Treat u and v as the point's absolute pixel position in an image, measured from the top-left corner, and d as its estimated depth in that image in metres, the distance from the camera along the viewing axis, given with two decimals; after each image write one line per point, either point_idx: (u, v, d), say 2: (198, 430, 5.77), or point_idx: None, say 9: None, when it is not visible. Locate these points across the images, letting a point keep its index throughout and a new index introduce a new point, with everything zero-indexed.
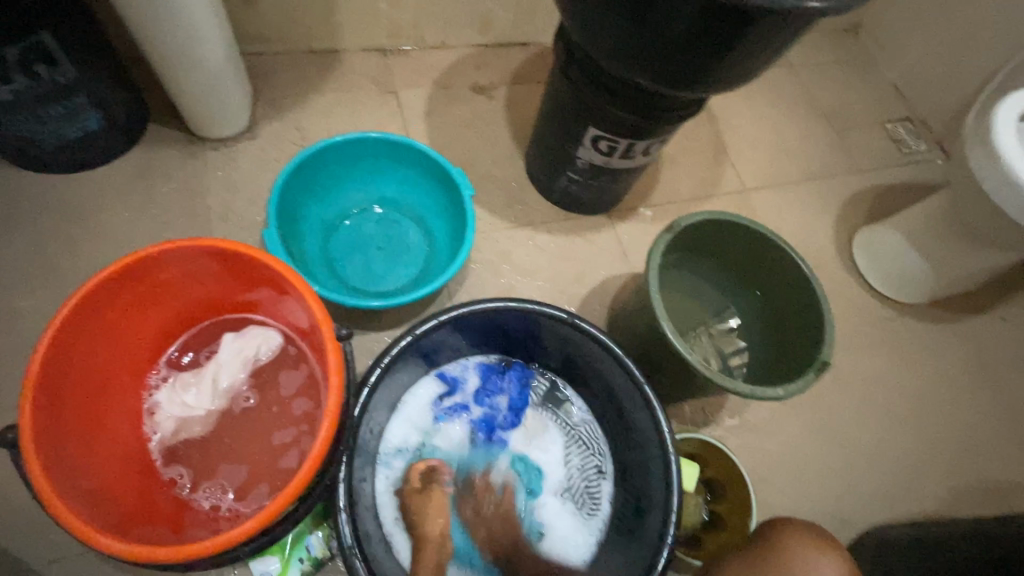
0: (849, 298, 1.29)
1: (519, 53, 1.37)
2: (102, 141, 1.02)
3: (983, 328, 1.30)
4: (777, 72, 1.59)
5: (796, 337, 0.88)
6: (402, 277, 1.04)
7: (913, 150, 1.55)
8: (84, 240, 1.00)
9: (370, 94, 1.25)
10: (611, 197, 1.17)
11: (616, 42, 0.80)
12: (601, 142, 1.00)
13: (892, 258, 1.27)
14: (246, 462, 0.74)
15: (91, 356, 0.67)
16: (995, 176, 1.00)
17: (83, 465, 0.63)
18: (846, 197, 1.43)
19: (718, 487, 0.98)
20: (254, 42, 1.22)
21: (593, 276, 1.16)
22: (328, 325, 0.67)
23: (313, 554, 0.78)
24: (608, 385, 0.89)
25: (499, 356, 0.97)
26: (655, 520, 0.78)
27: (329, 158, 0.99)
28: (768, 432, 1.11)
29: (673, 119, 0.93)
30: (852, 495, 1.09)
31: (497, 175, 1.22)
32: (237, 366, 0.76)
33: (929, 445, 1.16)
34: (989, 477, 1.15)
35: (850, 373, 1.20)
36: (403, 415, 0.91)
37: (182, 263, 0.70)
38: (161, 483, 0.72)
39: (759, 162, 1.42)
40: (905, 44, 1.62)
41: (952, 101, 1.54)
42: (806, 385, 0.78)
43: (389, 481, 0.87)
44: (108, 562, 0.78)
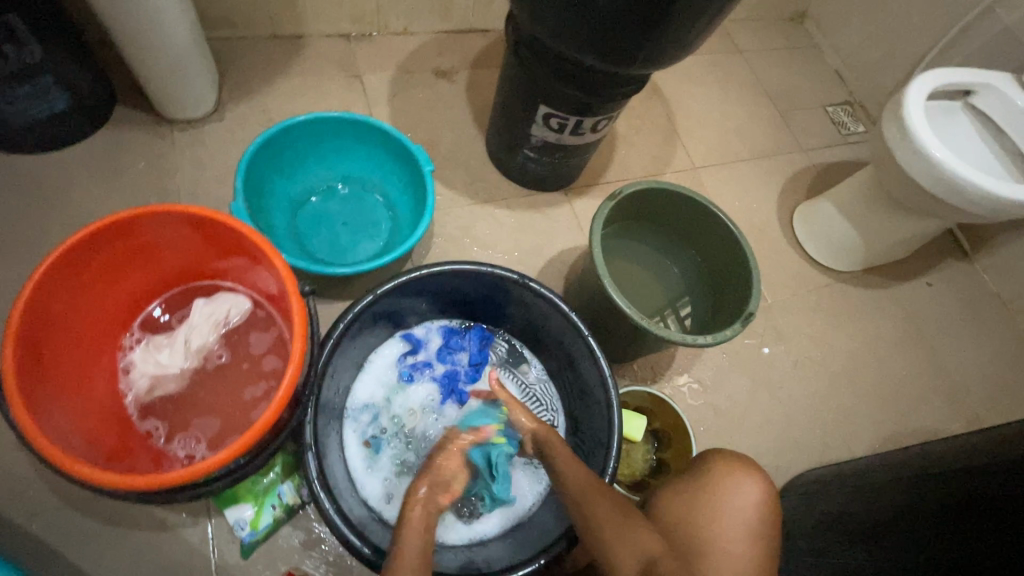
0: (789, 267, 1.39)
1: (479, 39, 1.43)
2: (69, 121, 1.05)
3: (911, 293, 1.41)
4: (727, 58, 1.68)
5: (730, 293, 0.97)
6: (368, 250, 1.10)
7: (852, 131, 1.66)
8: (53, 217, 1.03)
9: (335, 78, 1.30)
10: (566, 174, 1.24)
11: (558, 22, 0.87)
12: (551, 119, 1.07)
13: (828, 229, 1.37)
14: (218, 415, 0.79)
15: (68, 315, 0.71)
16: (908, 148, 1.11)
17: (63, 413, 0.68)
18: (789, 175, 1.53)
19: (664, 436, 1.06)
20: (219, 27, 1.25)
21: (551, 249, 1.24)
22: (292, 282, 0.72)
23: (284, 501, 0.84)
24: (559, 343, 0.96)
25: (461, 320, 1.04)
26: (599, 459, 0.85)
27: (294, 137, 1.04)
28: (713, 389, 1.20)
29: (617, 96, 1.00)
30: (789, 443, 1.19)
31: (459, 155, 1.29)
32: (209, 327, 0.81)
33: (860, 398, 1.27)
34: (913, 425, 1.26)
35: (789, 335, 1.30)
36: (369, 373, 0.98)
37: (153, 229, 0.74)
38: (137, 435, 0.77)
39: (708, 142, 1.51)
40: (845, 32, 1.73)
41: (887, 85, 1.66)
42: (733, 333, 0.86)
43: (355, 434, 0.93)
44: (87, 515, 0.82)
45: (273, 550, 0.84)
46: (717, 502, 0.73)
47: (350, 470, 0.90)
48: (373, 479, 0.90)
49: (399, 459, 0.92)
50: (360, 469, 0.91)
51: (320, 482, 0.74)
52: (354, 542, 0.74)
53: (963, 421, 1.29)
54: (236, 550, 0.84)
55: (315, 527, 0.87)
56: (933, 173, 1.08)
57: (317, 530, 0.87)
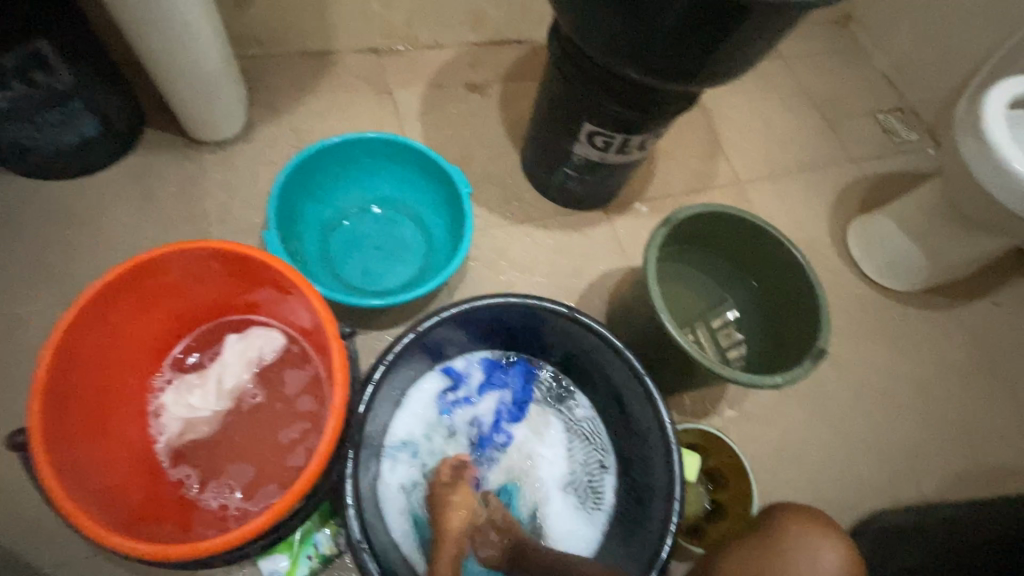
0: (844, 287, 1.30)
1: (512, 51, 1.38)
2: (99, 147, 1.03)
3: (978, 314, 1.31)
4: (769, 64, 1.60)
5: (795, 325, 0.89)
6: (402, 276, 1.05)
7: (905, 139, 1.56)
8: (83, 245, 1.00)
9: (365, 95, 1.26)
10: (607, 192, 1.18)
11: (610, 36, 0.81)
12: (596, 137, 1.01)
13: (886, 247, 1.28)
14: (253, 462, 0.74)
15: (96, 359, 0.67)
16: (985, 161, 1.02)
17: (91, 467, 0.63)
18: (840, 188, 1.44)
19: (719, 476, 0.99)
20: (248, 45, 1.22)
21: (591, 272, 1.17)
22: (331, 323, 0.67)
23: (320, 551, 0.79)
24: (609, 379, 0.89)
25: (503, 352, 0.98)
26: (657, 509, 0.79)
27: (326, 159, 1.00)
28: (767, 421, 1.12)
29: (668, 113, 0.94)
30: (852, 481, 1.10)
31: (493, 173, 1.23)
32: (242, 367, 0.76)
33: (927, 430, 1.17)
34: (986, 460, 1.16)
35: (847, 361, 1.21)
36: (407, 410, 0.92)
37: (184, 266, 0.70)
38: (168, 484, 0.72)
39: (753, 154, 1.43)
40: (895, 34, 1.64)
41: (943, 90, 1.56)
42: (804, 372, 0.79)
43: (395, 476, 0.88)
44: (117, 564, 0.78)
45: None
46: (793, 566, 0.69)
47: (390, 516, 0.85)
48: (413, 526, 0.85)
49: None
50: (399, 515, 0.85)
51: (361, 537, 0.69)
52: None
53: None
54: None
55: None
56: (1015, 189, 0.99)
57: None
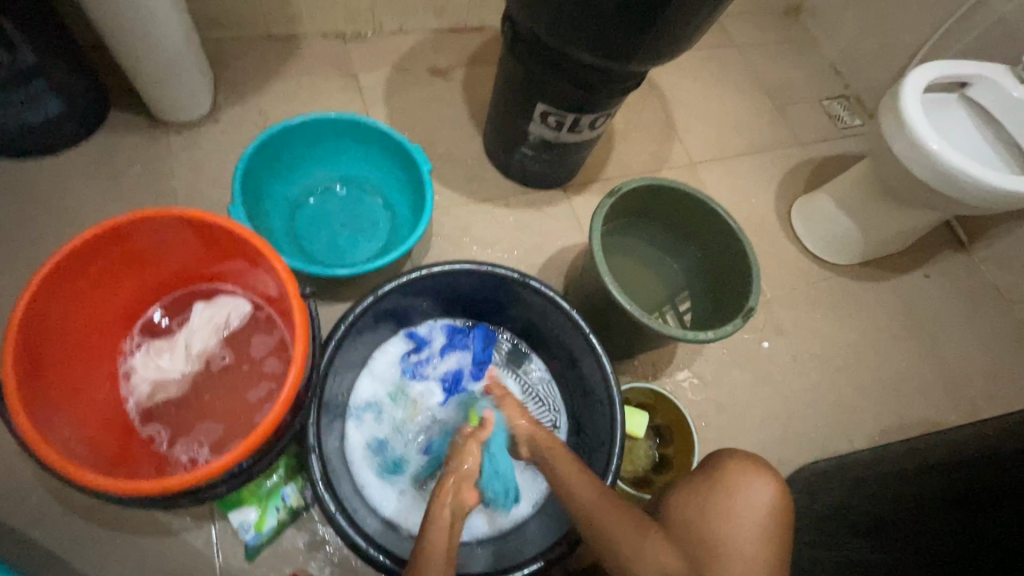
0: (788, 261, 1.39)
1: (475, 37, 1.42)
2: (64, 126, 1.04)
3: (910, 285, 1.42)
4: (722, 53, 1.68)
5: (730, 289, 0.97)
6: (366, 251, 1.10)
7: (848, 124, 1.66)
8: (51, 222, 1.02)
9: (331, 79, 1.29)
10: (565, 171, 1.24)
11: (555, 18, 0.87)
12: (549, 116, 1.07)
13: (826, 222, 1.38)
14: (221, 420, 0.79)
15: (67, 321, 0.71)
16: (905, 139, 1.11)
17: (63, 420, 0.67)
18: (786, 169, 1.53)
19: (667, 432, 1.06)
20: (213, 29, 1.25)
21: (550, 247, 1.23)
22: (292, 285, 0.72)
23: (288, 504, 0.84)
24: (561, 341, 0.96)
25: (464, 320, 1.04)
26: (602, 457, 0.86)
27: (291, 138, 1.04)
28: (714, 384, 1.20)
29: (614, 94, 1.00)
30: (791, 438, 1.19)
31: (456, 154, 1.28)
32: (209, 331, 0.81)
33: (860, 391, 1.27)
34: (913, 417, 1.27)
35: (789, 328, 1.30)
36: (371, 371, 0.97)
37: (152, 233, 0.74)
38: (140, 441, 0.76)
39: (705, 137, 1.51)
40: (840, 24, 1.73)
41: (883, 77, 1.66)
42: (734, 329, 0.86)
43: (358, 432, 0.93)
44: (90, 521, 0.82)
45: (278, 553, 0.84)
46: (728, 501, 0.74)
47: (353, 469, 0.90)
48: (373, 478, 0.91)
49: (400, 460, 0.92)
50: (361, 468, 0.91)
51: (324, 483, 0.74)
52: (359, 543, 0.73)
53: (964, 413, 1.30)
54: (241, 553, 0.83)
55: (320, 529, 0.87)
56: (931, 165, 1.08)
57: (321, 532, 0.87)
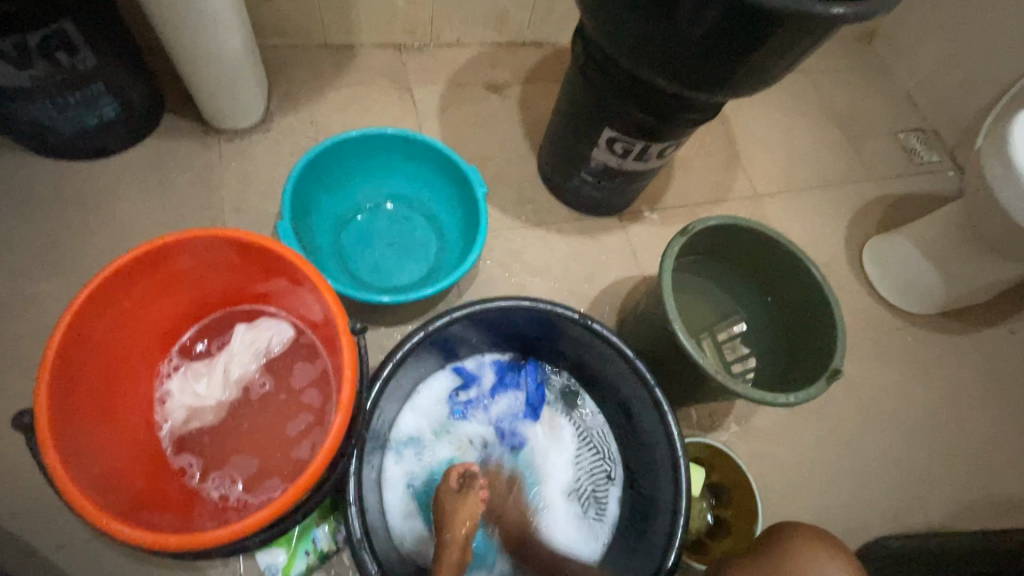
0: (858, 307, 1.29)
1: (533, 53, 1.37)
2: (117, 129, 1.02)
3: (993, 341, 1.29)
4: (791, 79, 1.58)
5: (810, 344, 0.87)
6: (412, 273, 1.04)
7: (926, 160, 1.55)
8: (98, 227, 1.00)
9: (384, 90, 1.25)
10: (623, 199, 1.17)
11: (635, 41, 0.80)
12: (615, 143, 1.00)
13: (903, 268, 1.27)
14: (256, 454, 0.74)
15: (105, 344, 0.67)
16: (1014, 189, 0.98)
17: (94, 451, 0.63)
18: (858, 206, 1.42)
19: (724, 492, 0.97)
20: (271, 35, 1.22)
21: (603, 279, 1.16)
22: (342, 318, 0.67)
23: (318, 547, 0.78)
24: (619, 388, 0.88)
25: (515, 356, 0.97)
26: (663, 524, 0.77)
27: (344, 153, 1.00)
28: (775, 439, 1.11)
29: (690, 123, 0.93)
30: (858, 504, 1.09)
31: (509, 175, 1.22)
32: (249, 357, 0.76)
33: (937, 458, 1.15)
34: (997, 492, 1.14)
35: (858, 382, 1.20)
36: (415, 405, 0.91)
37: (197, 252, 0.70)
38: (171, 472, 0.72)
39: (771, 168, 1.42)
40: (920, 54, 1.62)
41: (966, 112, 1.54)
42: (819, 392, 0.77)
43: (399, 471, 0.87)
44: (114, 550, 0.78)
45: None
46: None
47: (391, 510, 0.84)
48: (413, 523, 0.84)
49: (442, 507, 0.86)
50: (401, 513, 0.85)
51: (362, 535, 0.68)
52: None
53: None
54: None
55: None
56: None
57: None
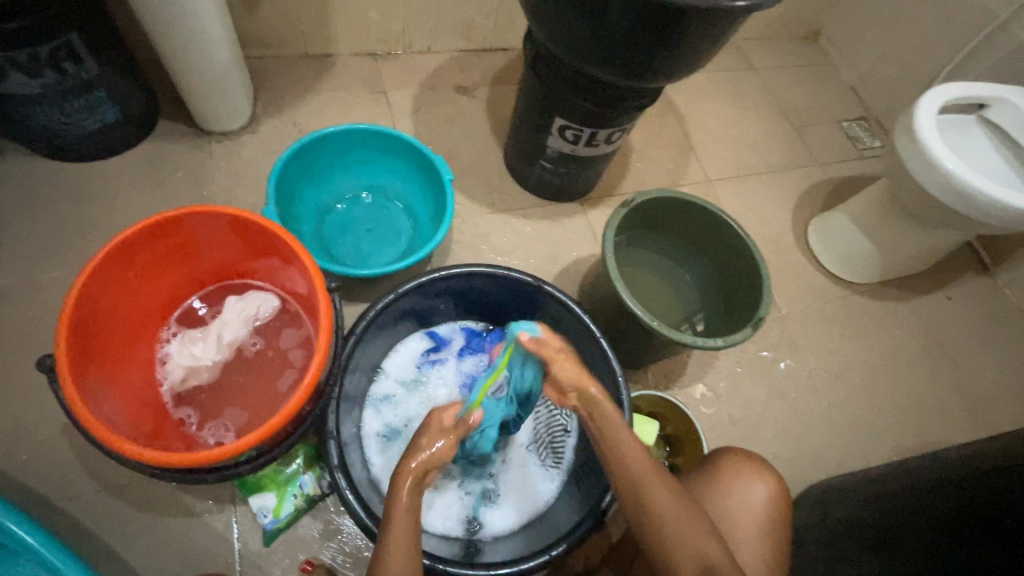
0: (804, 278, 1.40)
1: (499, 58, 1.50)
2: (118, 132, 1.13)
3: (930, 305, 1.40)
4: (740, 75, 1.71)
5: (742, 300, 0.98)
6: (388, 255, 1.15)
7: (867, 145, 1.67)
8: (100, 220, 1.10)
9: (362, 94, 1.37)
10: (581, 184, 1.28)
11: (573, 37, 0.92)
12: (567, 130, 1.12)
13: (843, 241, 1.38)
14: (248, 405, 0.83)
15: (113, 307, 0.77)
16: (921, 159, 1.12)
17: (105, 397, 0.72)
18: (804, 188, 1.54)
19: (677, 441, 1.07)
20: (257, 47, 1.34)
21: (566, 257, 1.27)
22: (319, 277, 0.77)
23: (305, 491, 0.87)
24: (574, 347, 0.98)
25: (483, 324, 1.07)
26: None
27: (324, 147, 1.11)
28: (726, 397, 1.21)
29: (630, 109, 1.05)
30: (806, 454, 1.19)
31: (478, 167, 1.34)
32: (240, 322, 0.86)
33: (878, 411, 1.26)
34: (933, 440, 1.25)
35: (803, 345, 1.30)
36: (391, 365, 1.01)
37: (194, 227, 0.80)
38: (171, 423, 0.81)
39: (722, 156, 1.54)
40: (859, 50, 1.76)
41: (902, 101, 1.67)
42: (744, 337, 0.88)
43: (374, 423, 0.96)
44: (122, 499, 0.87)
45: (293, 540, 0.87)
46: (723, 498, 0.76)
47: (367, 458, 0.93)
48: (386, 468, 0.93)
49: None
50: (376, 460, 0.93)
51: (340, 469, 0.77)
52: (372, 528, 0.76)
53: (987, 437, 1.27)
54: (259, 538, 0.87)
55: (335, 518, 0.90)
56: (946, 184, 1.09)
57: (336, 522, 0.89)
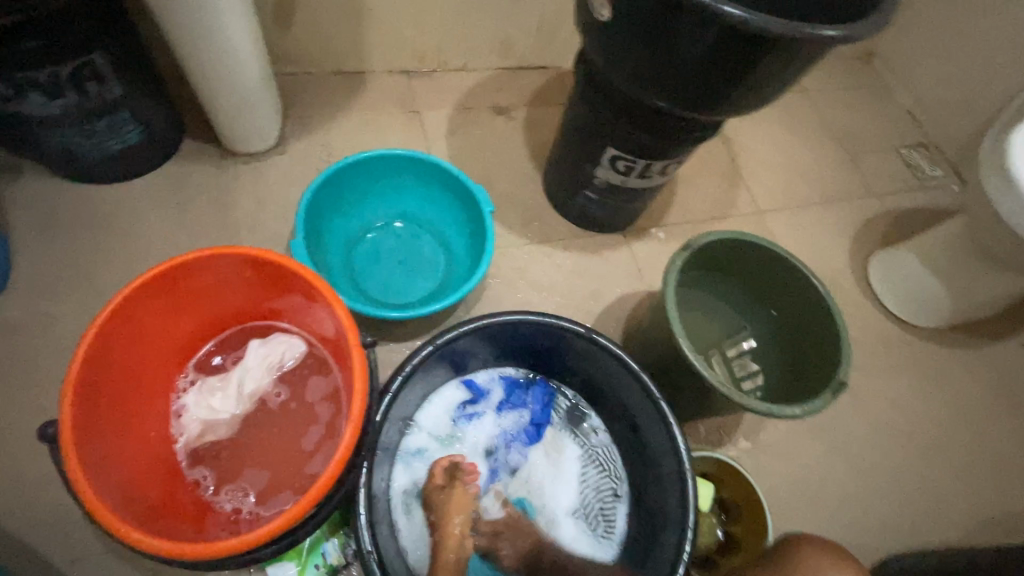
0: (865, 320, 1.29)
1: (537, 76, 1.42)
2: (140, 153, 1.07)
3: (1005, 354, 1.28)
4: (791, 97, 1.61)
5: (815, 357, 0.88)
6: (420, 290, 1.07)
7: (928, 175, 1.56)
8: (118, 248, 1.04)
9: (394, 114, 1.30)
10: (627, 216, 1.19)
11: (635, 64, 0.83)
12: (618, 161, 1.03)
13: (908, 281, 1.27)
14: (268, 466, 0.75)
15: (125, 358, 0.69)
16: (1013, 202, 1.00)
17: (113, 464, 0.65)
18: (862, 221, 1.43)
19: (733, 507, 0.96)
20: (286, 63, 1.28)
21: (608, 295, 1.18)
22: (353, 331, 0.69)
23: (328, 562, 0.79)
24: (625, 404, 0.89)
25: (524, 371, 0.99)
26: (671, 539, 0.77)
27: (355, 174, 1.03)
28: (783, 454, 1.10)
29: (691, 141, 0.95)
30: (872, 522, 1.07)
31: (515, 194, 1.25)
32: (263, 372, 0.78)
33: (951, 474, 1.14)
34: (1013, 509, 1.12)
35: (867, 396, 1.19)
36: (425, 417, 0.93)
37: (214, 269, 0.73)
38: (185, 486, 0.73)
39: (773, 185, 1.44)
40: (919, 71, 1.65)
41: (967, 128, 1.55)
42: (823, 404, 0.78)
43: (407, 483, 0.88)
44: (129, 564, 0.79)
45: None
46: None
47: (401, 525, 0.86)
48: (423, 535, 0.86)
49: None
50: (411, 526, 0.86)
51: (371, 548, 0.69)
52: None
53: None
54: None
55: None
56: None
57: None
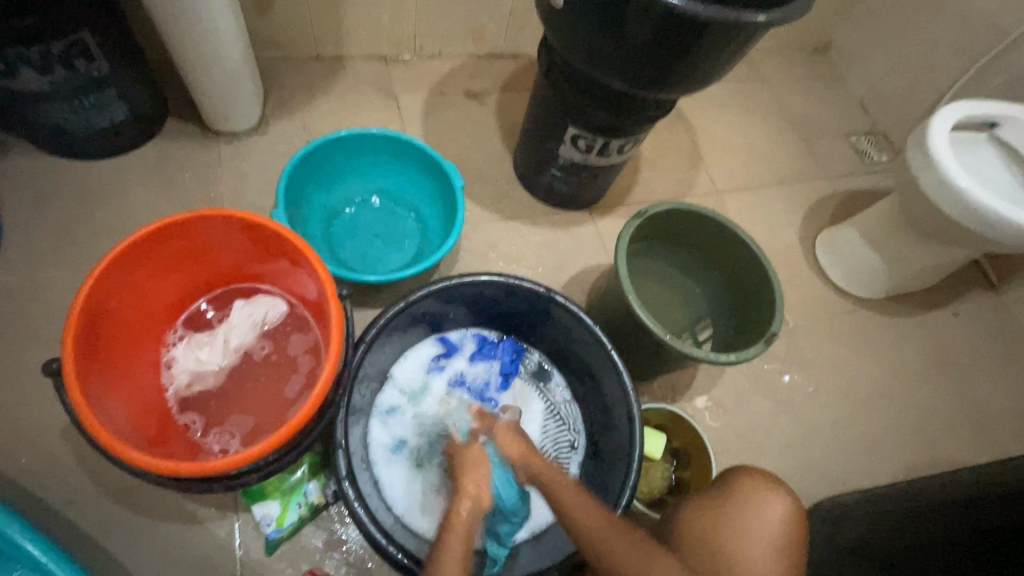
0: (811, 291, 1.39)
1: (510, 63, 1.49)
2: (126, 130, 1.12)
3: (937, 322, 1.40)
4: (750, 86, 1.71)
5: (753, 314, 0.97)
6: (396, 260, 1.14)
7: (876, 159, 1.67)
8: (106, 219, 1.09)
9: (372, 97, 1.36)
10: (591, 193, 1.27)
11: (590, 46, 0.91)
12: (579, 140, 1.11)
13: (850, 254, 1.38)
14: (253, 412, 0.82)
15: (121, 309, 0.76)
16: (934, 177, 1.11)
17: (112, 402, 0.71)
18: (812, 201, 1.54)
19: (683, 454, 1.06)
20: (267, 48, 1.33)
21: (574, 266, 1.26)
22: (332, 285, 0.76)
23: (310, 500, 0.86)
24: (585, 359, 0.97)
25: (494, 333, 1.07)
26: (620, 473, 0.86)
27: (334, 151, 1.10)
28: (733, 411, 1.20)
29: (645, 118, 1.04)
30: (811, 470, 1.18)
31: (486, 173, 1.33)
32: (248, 327, 0.84)
33: (883, 427, 1.25)
34: (939, 459, 1.24)
35: (810, 359, 1.30)
36: (400, 371, 1.01)
37: (203, 231, 0.79)
38: (176, 428, 0.80)
39: (731, 167, 1.54)
40: (869, 63, 1.76)
41: (911, 116, 1.67)
42: (756, 353, 0.87)
43: (380, 429, 0.96)
44: (123, 505, 0.86)
45: (296, 549, 0.86)
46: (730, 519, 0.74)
47: (372, 467, 0.92)
48: (393, 479, 0.93)
49: (416, 465, 0.94)
50: (382, 470, 0.93)
51: (347, 477, 0.76)
52: (379, 539, 0.75)
53: (993, 456, 1.26)
54: (262, 546, 0.86)
55: (339, 528, 0.89)
56: (958, 202, 1.08)
57: (339, 532, 0.88)
